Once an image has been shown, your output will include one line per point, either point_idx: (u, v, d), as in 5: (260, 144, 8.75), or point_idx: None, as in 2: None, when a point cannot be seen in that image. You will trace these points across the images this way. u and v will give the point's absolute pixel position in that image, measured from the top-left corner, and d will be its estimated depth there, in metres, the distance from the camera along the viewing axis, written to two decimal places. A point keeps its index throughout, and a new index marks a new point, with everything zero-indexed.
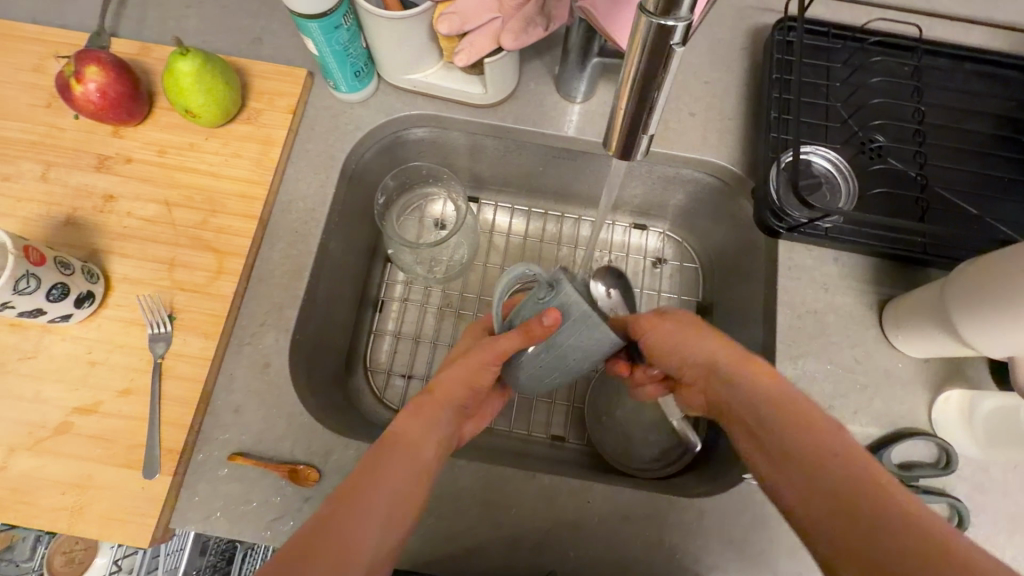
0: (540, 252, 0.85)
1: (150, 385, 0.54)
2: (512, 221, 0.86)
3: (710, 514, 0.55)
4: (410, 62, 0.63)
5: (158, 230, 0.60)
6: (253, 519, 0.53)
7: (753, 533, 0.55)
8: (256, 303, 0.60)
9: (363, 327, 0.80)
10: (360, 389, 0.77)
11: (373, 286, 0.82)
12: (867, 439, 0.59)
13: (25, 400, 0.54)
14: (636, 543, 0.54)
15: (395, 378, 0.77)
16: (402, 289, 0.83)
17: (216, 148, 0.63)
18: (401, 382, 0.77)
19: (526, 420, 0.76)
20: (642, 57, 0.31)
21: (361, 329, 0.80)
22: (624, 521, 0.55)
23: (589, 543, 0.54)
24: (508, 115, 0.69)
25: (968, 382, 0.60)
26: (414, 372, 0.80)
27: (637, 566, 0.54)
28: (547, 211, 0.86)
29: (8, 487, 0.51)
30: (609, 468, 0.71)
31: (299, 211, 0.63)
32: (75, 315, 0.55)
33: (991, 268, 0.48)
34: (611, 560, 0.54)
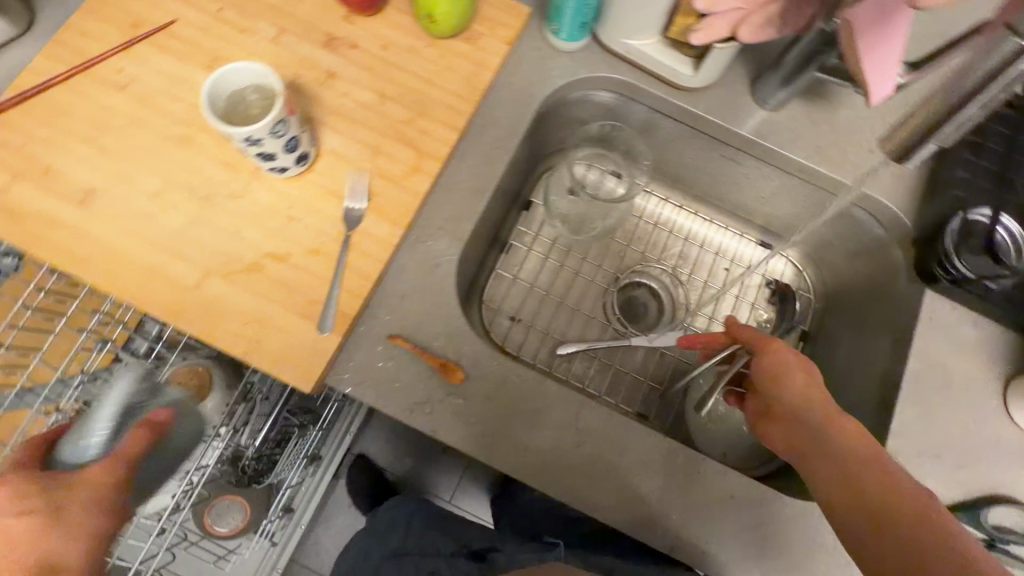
0: (665, 243, 0.89)
1: (338, 252, 0.59)
2: (648, 206, 0.89)
3: (810, 517, 0.58)
4: (637, 27, 0.65)
5: (368, 116, 0.64)
6: (398, 396, 0.58)
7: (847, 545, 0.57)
8: (438, 208, 0.63)
9: (489, 263, 0.84)
10: (473, 318, 0.82)
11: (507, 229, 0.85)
12: (966, 496, 0.61)
13: (227, 234, 0.58)
14: (735, 522, 0.57)
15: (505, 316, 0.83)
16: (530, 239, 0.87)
17: (435, 57, 0.67)
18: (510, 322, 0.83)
19: (615, 389, 0.84)
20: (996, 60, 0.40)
21: (486, 264, 0.85)
22: (728, 500, 0.58)
23: (691, 508, 0.58)
24: (701, 103, 0.71)
25: None
26: (521, 316, 0.85)
27: (729, 543, 0.57)
28: (683, 206, 0.89)
29: (200, 303, 0.56)
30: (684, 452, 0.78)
31: (491, 136, 0.67)
32: (289, 170, 0.59)
33: None
34: (707, 529, 0.57)
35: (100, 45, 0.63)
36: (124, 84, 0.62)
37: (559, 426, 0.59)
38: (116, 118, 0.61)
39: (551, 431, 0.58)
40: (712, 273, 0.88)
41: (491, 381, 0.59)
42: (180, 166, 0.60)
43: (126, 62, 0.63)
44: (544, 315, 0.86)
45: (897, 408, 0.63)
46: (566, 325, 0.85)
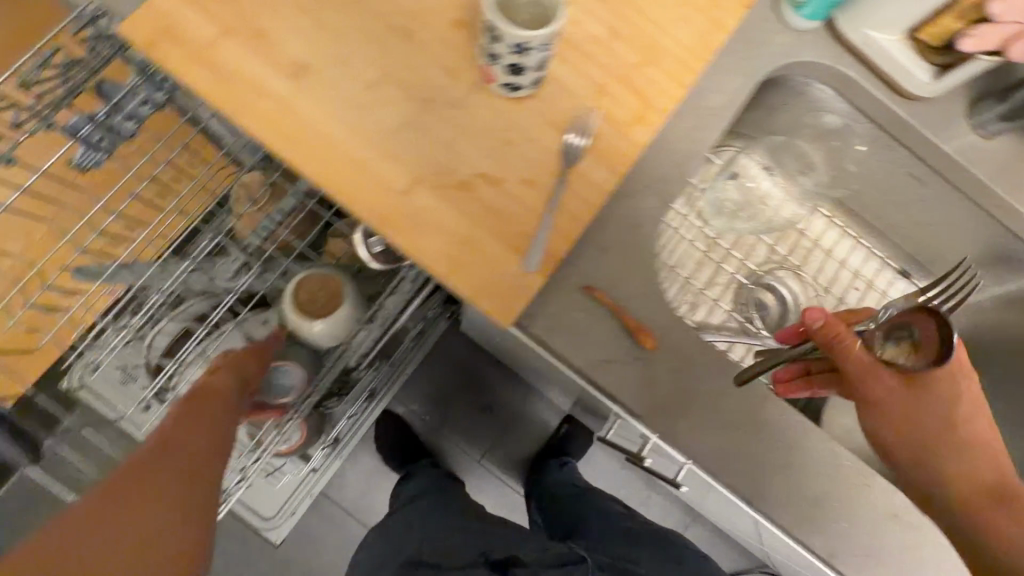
0: (806, 250, 0.87)
1: (553, 189, 0.55)
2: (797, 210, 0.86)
3: None
4: (891, 19, 0.62)
5: (597, 50, 0.59)
6: (586, 349, 0.55)
7: None
8: (649, 164, 0.59)
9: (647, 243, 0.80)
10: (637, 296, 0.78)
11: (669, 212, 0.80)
12: None
13: (441, 143, 0.54)
14: (894, 540, 0.57)
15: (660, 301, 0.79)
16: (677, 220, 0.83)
17: (671, 3, 0.62)
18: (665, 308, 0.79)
19: None
20: None
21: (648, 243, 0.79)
22: (891, 519, 0.57)
23: (853, 519, 0.57)
24: (915, 114, 0.68)
25: None
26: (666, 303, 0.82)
27: (885, 559, 0.57)
28: (834, 219, 0.87)
29: (406, 210, 0.53)
30: None
31: (711, 101, 0.62)
32: (518, 90, 0.55)
33: None
34: (866, 544, 0.57)
35: None
36: None
37: (739, 414, 0.57)
38: None
39: (733, 417, 0.57)
40: (851, 293, 0.86)
41: (679, 354, 0.57)
42: (399, 60, 0.55)
43: None
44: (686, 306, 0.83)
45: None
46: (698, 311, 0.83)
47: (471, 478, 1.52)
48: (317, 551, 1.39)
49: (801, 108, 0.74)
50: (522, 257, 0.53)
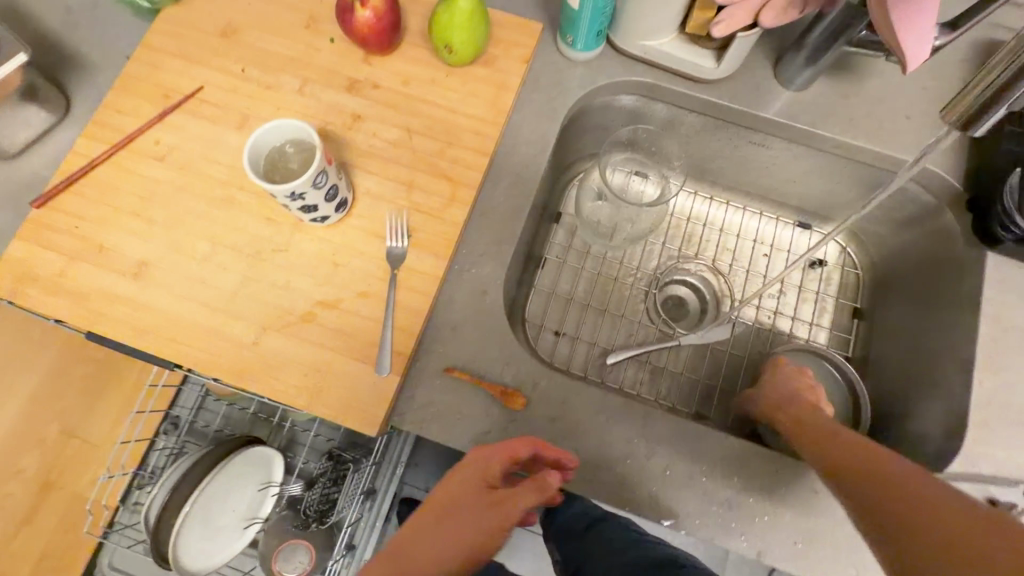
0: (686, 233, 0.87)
1: (386, 292, 0.59)
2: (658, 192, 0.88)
3: None
4: (654, 29, 0.64)
5: (399, 153, 0.64)
6: (465, 428, 0.58)
7: None
8: (479, 234, 0.63)
9: (604, 270, 0.87)
10: (640, 295, 0.86)
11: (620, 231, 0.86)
12: None
13: (277, 286, 0.59)
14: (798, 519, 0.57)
15: (658, 294, 0.86)
16: (581, 252, 0.87)
17: (456, 85, 0.67)
18: (673, 297, 0.87)
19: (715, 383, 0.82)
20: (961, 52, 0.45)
21: (614, 264, 0.87)
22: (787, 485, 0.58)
23: (754, 514, 0.57)
24: (724, 94, 0.70)
25: None
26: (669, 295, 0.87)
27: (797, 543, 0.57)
28: (728, 202, 0.88)
29: (258, 360, 0.57)
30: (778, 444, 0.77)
31: (522, 156, 0.66)
32: (329, 219, 0.60)
33: None
34: (775, 531, 0.57)
35: (136, 121, 0.65)
36: (164, 154, 0.63)
37: (628, 448, 0.59)
38: (163, 187, 0.62)
39: (619, 461, 0.59)
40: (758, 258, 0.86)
41: (554, 401, 0.59)
42: (228, 226, 0.61)
43: (164, 133, 0.64)
44: (662, 300, 0.86)
45: (971, 418, 0.59)
46: (611, 334, 0.84)
47: None
48: None
49: (635, 119, 0.78)
50: (361, 362, 0.57)
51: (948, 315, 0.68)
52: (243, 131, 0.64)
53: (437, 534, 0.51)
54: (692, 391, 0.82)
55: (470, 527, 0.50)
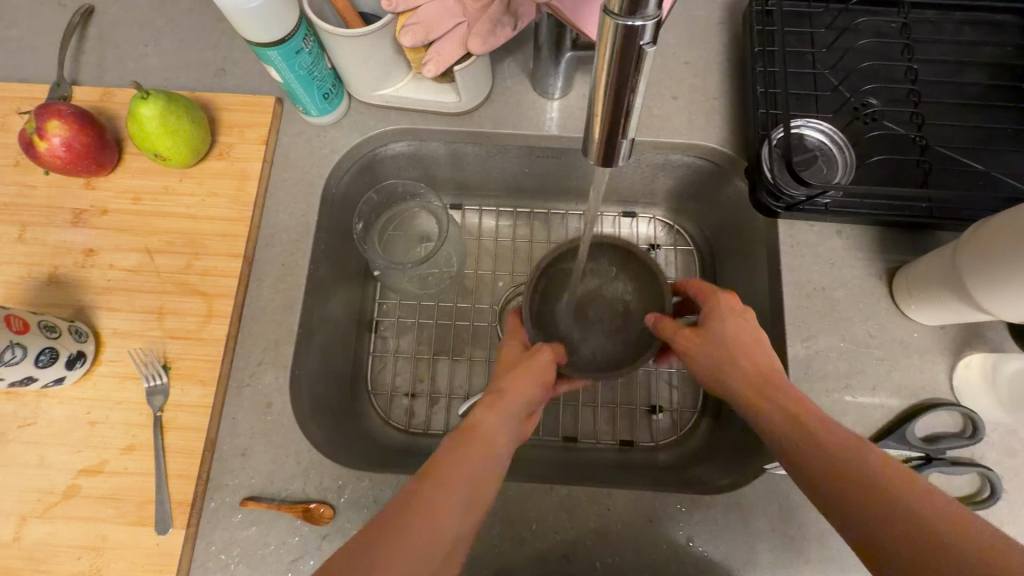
0: (521, 251, 0.83)
1: (153, 439, 0.54)
2: (480, 218, 0.83)
3: (726, 517, 0.54)
4: (379, 78, 0.60)
5: (143, 279, 0.59)
6: (273, 561, 0.53)
7: (751, 548, 0.53)
8: (252, 342, 0.59)
9: (444, 316, 0.80)
10: (491, 329, 0.79)
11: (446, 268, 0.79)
12: (874, 428, 0.56)
13: (30, 467, 0.53)
14: (644, 556, 0.54)
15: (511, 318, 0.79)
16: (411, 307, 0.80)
17: (192, 188, 0.61)
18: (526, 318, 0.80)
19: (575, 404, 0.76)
20: (607, 82, 0.30)
21: (457, 305, 0.80)
22: (629, 521, 0.55)
23: (603, 560, 0.54)
24: (486, 120, 0.66)
25: (918, 329, 0.59)
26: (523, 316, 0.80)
27: None
28: (551, 210, 0.84)
29: (23, 556, 0.51)
30: (648, 456, 0.73)
31: (284, 243, 0.62)
32: (69, 378, 0.54)
33: (986, 239, 0.48)
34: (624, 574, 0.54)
35: None
36: None
37: None
38: None
39: None
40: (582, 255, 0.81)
41: (364, 503, 0.55)
42: None
43: None
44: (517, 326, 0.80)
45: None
46: (469, 378, 0.77)
47: None
48: None
49: (419, 163, 0.73)
50: (139, 525, 0.52)
51: (763, 284, 0.66)
52: None
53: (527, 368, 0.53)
54: (555, 412, 0.76)
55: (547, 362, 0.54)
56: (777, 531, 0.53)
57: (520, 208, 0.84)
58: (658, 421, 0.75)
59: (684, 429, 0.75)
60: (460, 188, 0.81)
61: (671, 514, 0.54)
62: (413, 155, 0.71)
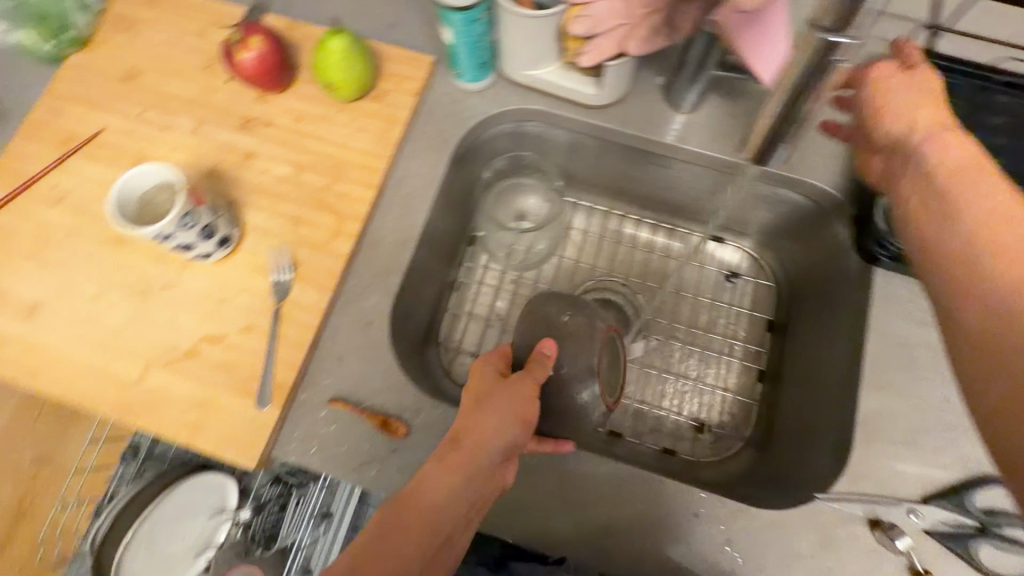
0: (606, 251, 0.88)
1: (270, 326, 0.60)
2: (574, 211, 0.88)
3: (769, 531, 0.56)
4: (533, 59, 0.66)
5: (288, 188, 0.66)
6: (347, 458, 0.58)
7: (785, 566, 0.55)
8: (365, 264, 0.64)
9: (523, 291, 0.85)
10: None
11: (535, 250, 0.84)
12: (929, 487, 0.57)
13: (163, 323, 0.61)
14: (681, 546, 0.56)
15: None
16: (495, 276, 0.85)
17: (346, 120, 0.69)
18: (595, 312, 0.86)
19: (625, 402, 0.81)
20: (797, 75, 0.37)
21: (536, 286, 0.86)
22: (673, 511, 0.57)
23: (640, 539, 0.57)
24: (615, 119, 0.71)
25: None
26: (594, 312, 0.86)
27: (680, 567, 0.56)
28: (643, 219, 0.88)
29: (142, 395, 0.58)
30: (687, 466, 0.77)
31: (411, 186, 0.68)
32: (214, 255, 0.61)
33: None
34: (659, 558, 0.57)
35: (39, 164, 0.67)
36: (59, 198, 0.66)
37: None
38: (57, 227, 0.64)
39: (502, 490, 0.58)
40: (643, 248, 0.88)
41: (434, 429, 0.59)
42: (119, 265, 0.63)
43: (63, 177, 0.67)
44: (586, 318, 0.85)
45: (854, 438, 0.59)
46: None
47: None
48: None
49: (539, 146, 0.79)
50: (241, 395, 0.58)
51: (844, 328, 0.68)
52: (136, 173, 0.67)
53: (487, 414, 0.49)
54: None
55: (516, 403, 0.50)
56: (816, 557, 0.55)
57: (614, 209, 0.88)
58: (701, 440, 0.78)
59: (728, 448, 0.78)
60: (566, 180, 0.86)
61: (715, 514, 0.57)
62: (537, 137, 0.77)
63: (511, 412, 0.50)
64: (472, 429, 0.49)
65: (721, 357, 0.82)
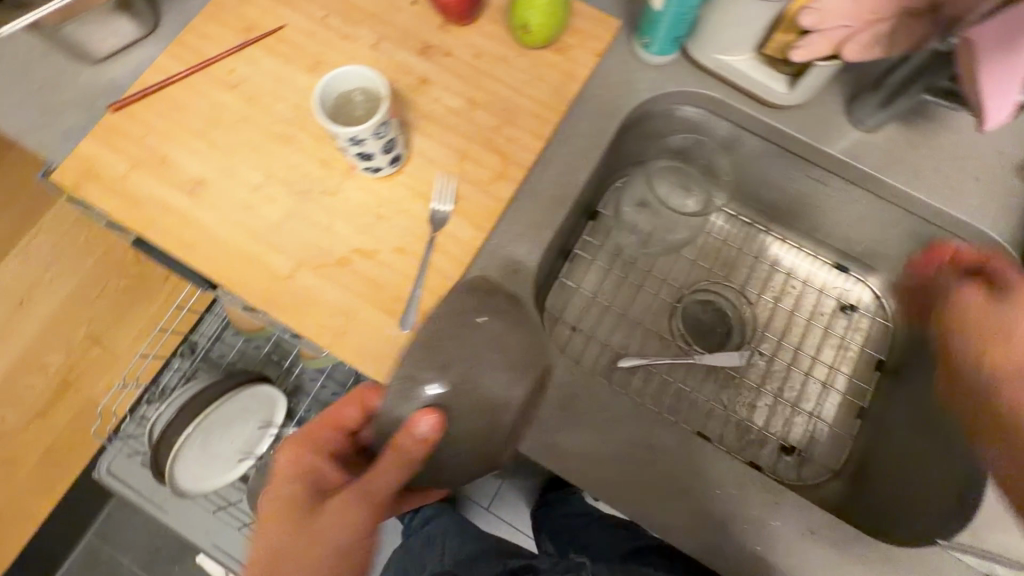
0: (726, 255, 0.86)
1: (423, 253, 0.60)
2: None
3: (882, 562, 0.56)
4: (732, 43, 0.64)
5: (458, 122, 0.65)
6: None
7: None
8: (521, 212, 0.64)
9: (636, 277, 0.85)
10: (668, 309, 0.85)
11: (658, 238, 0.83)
12: None
13: (319, 227, 0.61)
14: (789, 558, 0.56)
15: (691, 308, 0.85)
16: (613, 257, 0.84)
17: (525, 67, 0.68)
18: (703, 314, 0.85)
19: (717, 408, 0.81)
20: None
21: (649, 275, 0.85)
22: (790, 523, 0.57)
23: (752, 544, 0.57)
24: (790, 122, 0.69)
25: None
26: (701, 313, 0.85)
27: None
28: (771, 231, 0.86)
29: (290, 292, 0.59)
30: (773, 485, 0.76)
31: (577, 145, 0.66)
32: (381, 170, 0.62)
33: None
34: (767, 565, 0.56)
35: (218, 46, 0.67)
36: (233, 83, 0.66)
37: (629, 444, 0.59)
38: (229, 112, 0.65)
39: (621, 464, 0.58)
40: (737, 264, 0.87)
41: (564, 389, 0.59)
42: (283, 162, 0.63)
43: (239, 64, 0.67)
44: (693, 318, 0.85)
45: None
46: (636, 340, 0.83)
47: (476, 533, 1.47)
48: None
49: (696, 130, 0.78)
50: (385, 313, 0.58)
51: None
52: (312, 75, 0.67)
53: (328, 515, 0.48)
54: (698, 408, 0.81)
55: (338, 522, 0.48)
56: None
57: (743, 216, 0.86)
58: (785, 458, 0.79)
59: (816, 477, 0.77)
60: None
61: (831, 536, 0.56)
62: (698, 125, 0.76)
63: (310, 540, 0.49)
64: (315, 530, 0.49)
65: (824, 386, 0.81)
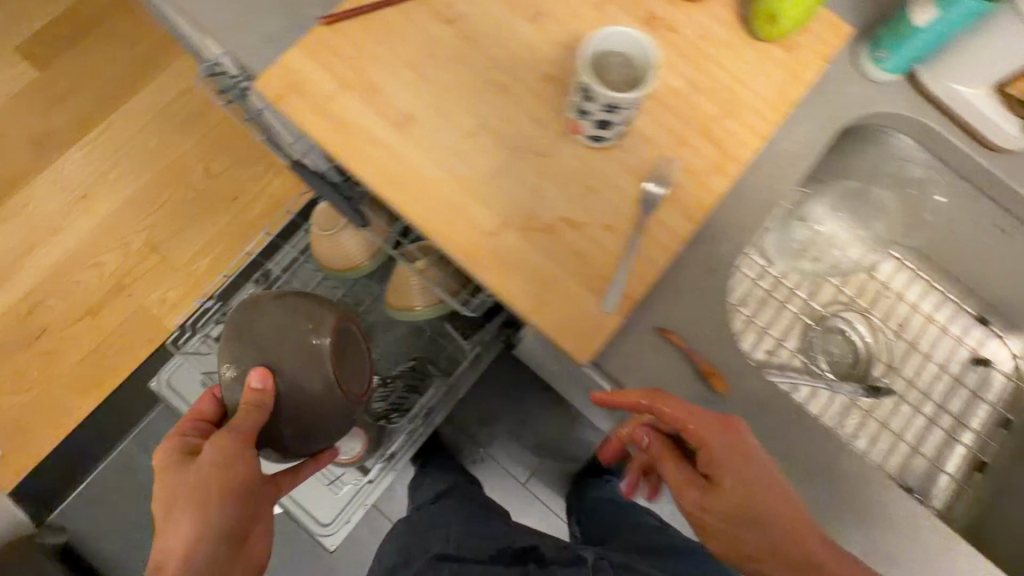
0: (870, 288, 0.85)
1: (631, 235, 0.58)
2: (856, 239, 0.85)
3: None
4: (975, 74, 0.63)
5: (678, 103, 0.62)
6: (662, 391, 0.58)
7: None
8: (727, 212, 0.62)
9: (780, 293, 0.83)
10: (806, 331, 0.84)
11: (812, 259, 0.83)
12: None
13: (529, 188, 0.58)
14: None
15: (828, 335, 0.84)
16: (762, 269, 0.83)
17: (751, 59, 0.64)
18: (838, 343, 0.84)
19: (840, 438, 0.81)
20: None
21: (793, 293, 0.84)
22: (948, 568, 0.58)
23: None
24: (1003, 167, 0.67)
25: None
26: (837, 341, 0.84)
27: None
28: (920, 273, 0.85)
29: (493, 251, 0.57)
30: None
31: (788, 151, 0.64)
32: (600, 140, 0.58)
33: None
34: None
35: None
36: (452, 19, 0.62)
37: (805, 466, 0.58)
38: (445, 49, 0.61)
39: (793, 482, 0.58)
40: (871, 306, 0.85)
41: (750, 398, 0.58)
42: (497, 114, 0.60)
43: None
44: (829, 344, 0.84)
45: None
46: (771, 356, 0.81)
47: (512, 499, 1.53)
48: (357, 556, 1.43)
49: (892, 160, 0.75)
50: (587, 291, 0.57)
51: None
52: (534, 26, 0.63)
53: (177, 521, 0.59)
54: None
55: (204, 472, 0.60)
56: None
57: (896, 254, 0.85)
58: None
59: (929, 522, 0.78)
60: (873, 204, 0.82)
61: None
62: (895, 154, 0.74)
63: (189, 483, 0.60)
64: (171, 531, 0.59)
65: (947, 435, 0.81)
